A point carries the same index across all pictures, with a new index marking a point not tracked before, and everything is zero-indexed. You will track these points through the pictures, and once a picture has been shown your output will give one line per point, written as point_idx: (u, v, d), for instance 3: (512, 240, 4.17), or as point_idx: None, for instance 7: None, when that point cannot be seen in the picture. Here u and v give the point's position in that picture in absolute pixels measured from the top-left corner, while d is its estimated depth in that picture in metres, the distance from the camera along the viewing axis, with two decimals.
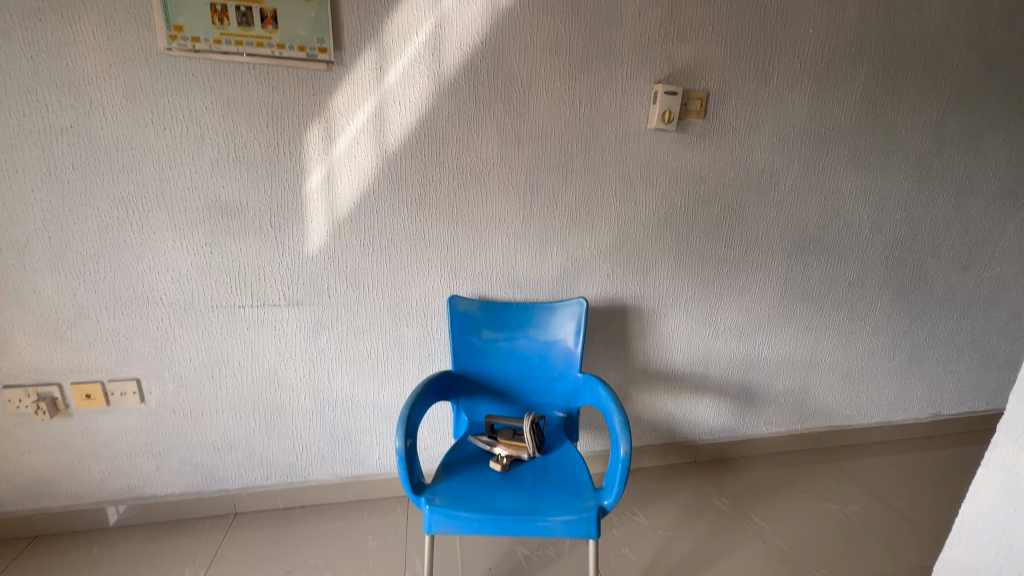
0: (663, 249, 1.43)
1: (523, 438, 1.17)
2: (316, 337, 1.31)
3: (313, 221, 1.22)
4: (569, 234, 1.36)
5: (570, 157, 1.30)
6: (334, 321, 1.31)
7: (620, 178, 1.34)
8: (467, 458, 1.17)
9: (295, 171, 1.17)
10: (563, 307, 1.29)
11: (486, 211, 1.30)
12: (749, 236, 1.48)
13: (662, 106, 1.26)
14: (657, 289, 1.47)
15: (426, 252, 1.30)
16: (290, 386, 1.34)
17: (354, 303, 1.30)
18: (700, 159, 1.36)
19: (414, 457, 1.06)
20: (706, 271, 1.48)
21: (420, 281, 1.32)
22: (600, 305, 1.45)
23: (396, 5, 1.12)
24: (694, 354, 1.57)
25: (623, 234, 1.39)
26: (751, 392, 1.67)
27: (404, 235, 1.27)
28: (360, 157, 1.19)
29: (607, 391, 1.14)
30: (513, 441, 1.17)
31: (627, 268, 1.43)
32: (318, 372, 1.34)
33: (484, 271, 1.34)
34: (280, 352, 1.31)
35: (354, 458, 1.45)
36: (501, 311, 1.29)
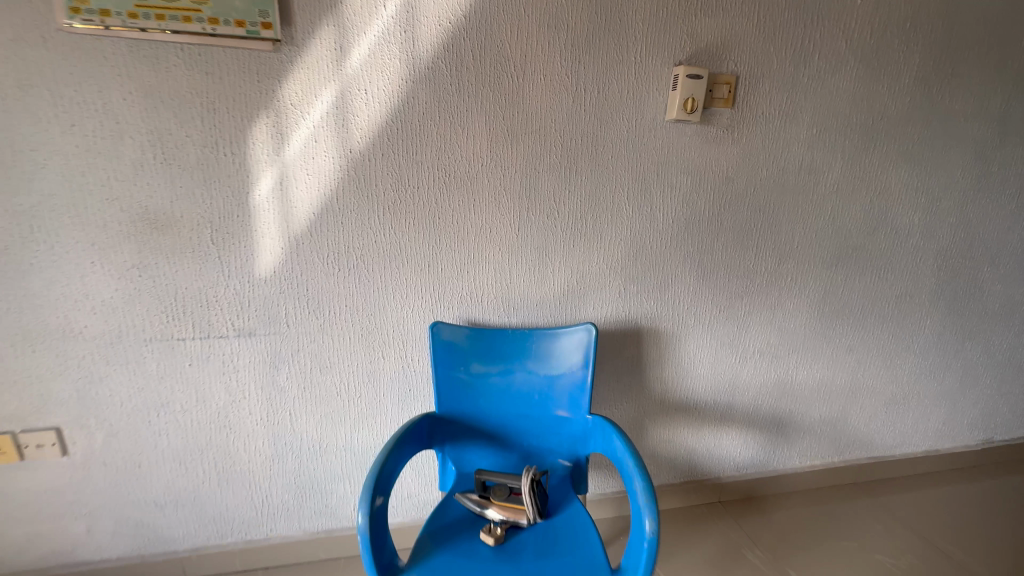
0: (683, 262, 1.22)
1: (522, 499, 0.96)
2: (274, 372, 1.10)
3: (266, 236, 1.01)
4: (573, 247, 1.15)
5: (575, 156, 1.09)
6: (295, 353, 1.10)
7: (634, 179, 1.13)
8: (454, 523, 0.96)
9: (239, 175, 0.96)
10: (567, 334, 1.08)
11: (474, 221, 1.09)
12: (783, 245, 1.27)
13: (685, 93, 1.05)
14: (677, 308, 1.26)
15: (404, 270, 1.09)
16: (245, 430, 1.13)
17: (319, 331, 1.09)
18: (728, 156, 1.15)
19: (382, 532, 0.85)
20: (733, 287, 1.27)
21: (398, 305, 1.11)
22: (610, 328, 1.24)
23: None
24: (719, 382, 1.36)
25: (637, 245, 1.18)
26: (783, 422, 1.46)
27: (377, 251, 1.06)
28: (319, 158, 0.98)
29: (625, 444, 0.93)
30: (510, 502, 0.96)
31: (641, 285, 1.22)
32: (277, 413, 1.14)
33: (473, 291, 1.13)
34: (231, 392, 1.10)
35: (325, 511, 1.24)
36: (493, 340, 1.09)
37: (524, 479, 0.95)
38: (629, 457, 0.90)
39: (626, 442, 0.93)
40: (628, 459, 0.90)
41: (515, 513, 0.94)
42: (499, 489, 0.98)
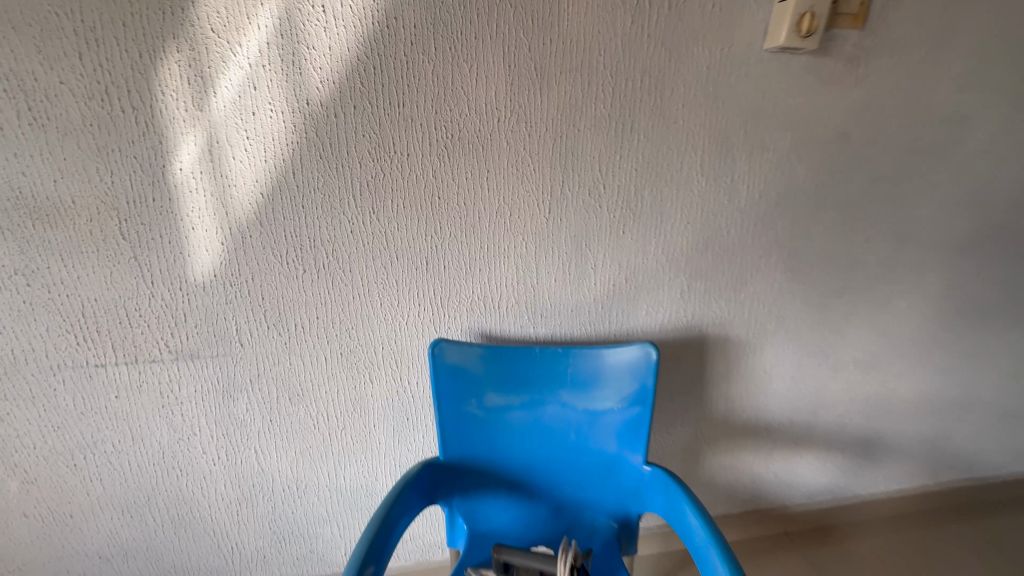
0: (768, 252, 0.91)
1: None
2: (232, 403, 0.85)
3: (198, 226, 0.72)
4: (622, 234, 0.84)
5: (631, 107, 0.76)
6: (257, 379, 0.84)
7: (712, 139, 0.80)
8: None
9: (149, 141, 0.67)
10: (617, 358, 0.79)
11: (489, 203, 0.78)
12: (903, 226, 0.94)
13: (801, 6, 0.70)
14: (755, 312, 0.96)
15: (394, 270, 0.80)
16: (203, 472, 0.90)
17: (286, 350, 0.83)
18: (845, 103, 0.81)
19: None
20: (830, 282, 0.96)
21: (388, 315, 0.83)
22: (667, 338, 0.94)
23: None
24: (798, 398, 1.08)
25: (709, 230, 0.87)
26: (871, 442, 1.18)
27: (356, 246, 0.77)
28: (262, 113, 0.68)
29: (705, 524, 0.66)
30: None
31: (711, 284, 0.91)
32: (240, 451, 0.89)
33: (488, 296, 0.84)
34: (178, 427, 0.85)
35: (310, 557, 1.02)
36: (516, 364, 0.81)
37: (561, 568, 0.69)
38: (715, 548, 0.63)
39: (707, 521, 0.66)
40: (711, 551, 0.63)
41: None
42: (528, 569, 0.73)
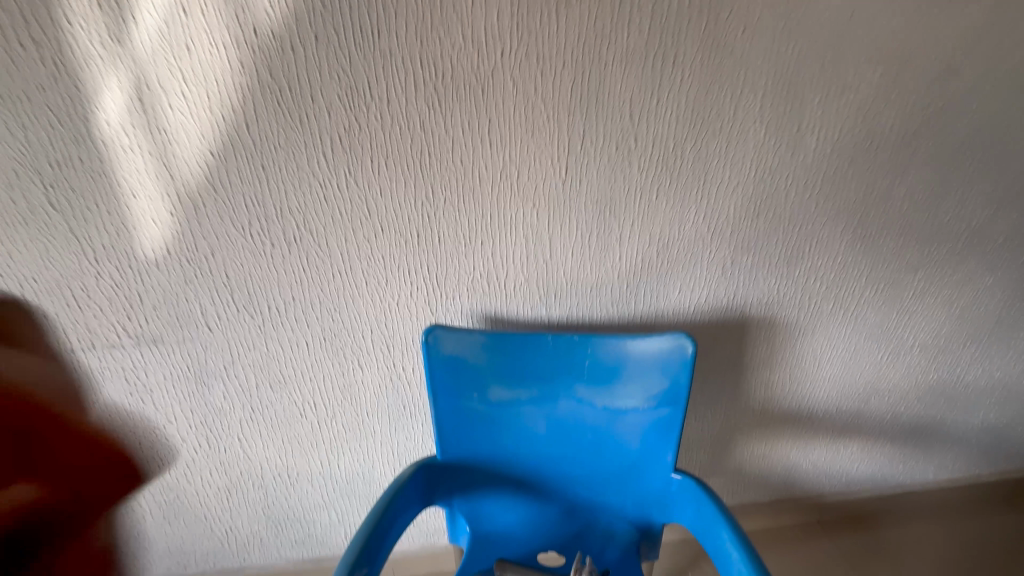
0: (832, 220, 0.75)
1: None
2: (210, 388, 0.76)
3: (139, 192, 0.60)
4: (655, 199, 0.69)
5: (676, 35, 0.59)
6: (234, 365, 0.75)
7: (777, 78, 0.63)
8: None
9: (62, 86, 0.53)
10: (646, 352, 0.66)
11: (492, 162, 0.63)
12: (1006, 188, 0.76)
13: None
14: (809, 291, 0.81)
15: (381, 244, 0.67)
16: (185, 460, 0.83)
17: (262, 334, 0.72)
18: (959, 25, 0.62)
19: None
20: (904, 256, 0.80)
21: (375, 296, 0.71)
22: (701, 320, 0.81)
23: None
24: (848, 385, 0.95)
25: (762, 193, 0.71)
26: (925, 431, 1.05)
27: (333, 215, 0.64)
28: (198, 47, 0.53)
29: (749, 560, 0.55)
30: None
31: (759, 258, 0.76)
32: (224, 439, 0.82)
33: (491, 273, 0.72)
34: (153, 417, 0.77)
35: (308, 541, 0.97)
36: (524, 354, 0.69)
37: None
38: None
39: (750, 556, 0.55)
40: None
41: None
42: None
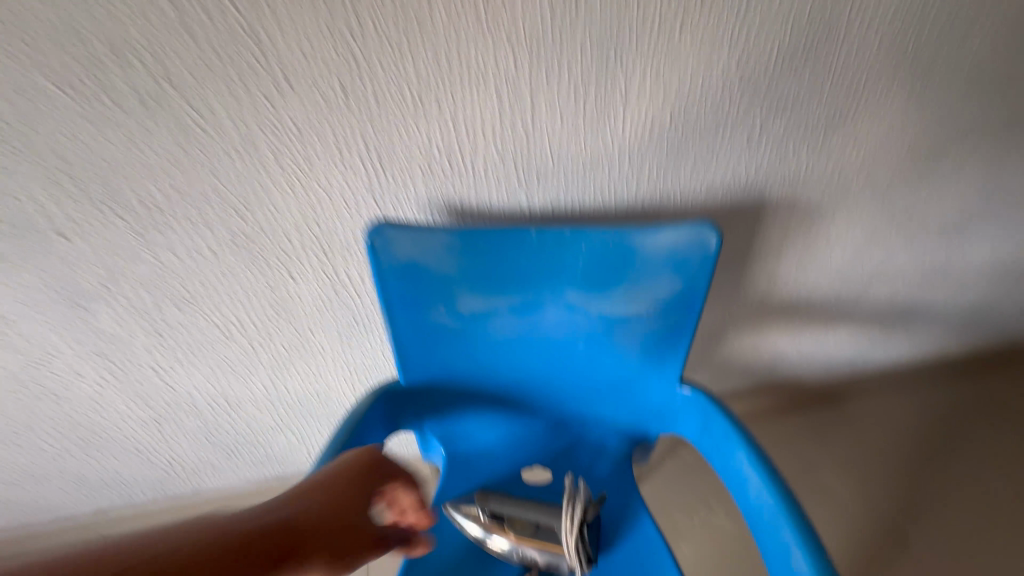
0: (889, 66, 0.58)
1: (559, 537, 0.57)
2: (91, 311, 0.59)
3: None
4: (673, 32, 0.50)
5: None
6: (116, 280, 0.56)
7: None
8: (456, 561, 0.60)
9: None
10: (655, 247, 0.52)
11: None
12: None
13: None
14: (843, 163, 0.67)
15: (289, 103, 0.47)
16: (90, 394, 0.68)
17: (146, 239, 0.54)
18: None
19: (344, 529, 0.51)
20: (955, 115, 0.65)
21: (296, 181, 0.52)
22: (712, 204, 0.67)
23: None
24: (853, 271, 0.86)
25: (813, 25, 0.52)
26: (914, 313, 1.01)
27: (206, 56, 0.43)
28: None
29: (772, 483, 0.47)
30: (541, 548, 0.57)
31: (795, 121, 0.60)
32: (134, 368, 0.67)
33: (454, 146, 0.53)
34: (26, 346, 0.61)
35: (268, 462, 0.88)
36: (502, 253, 0.54)
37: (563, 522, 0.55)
38: (788, 522, 0.45)
39: (774, 480, 0.47)
40: (781, 522, 0.45)
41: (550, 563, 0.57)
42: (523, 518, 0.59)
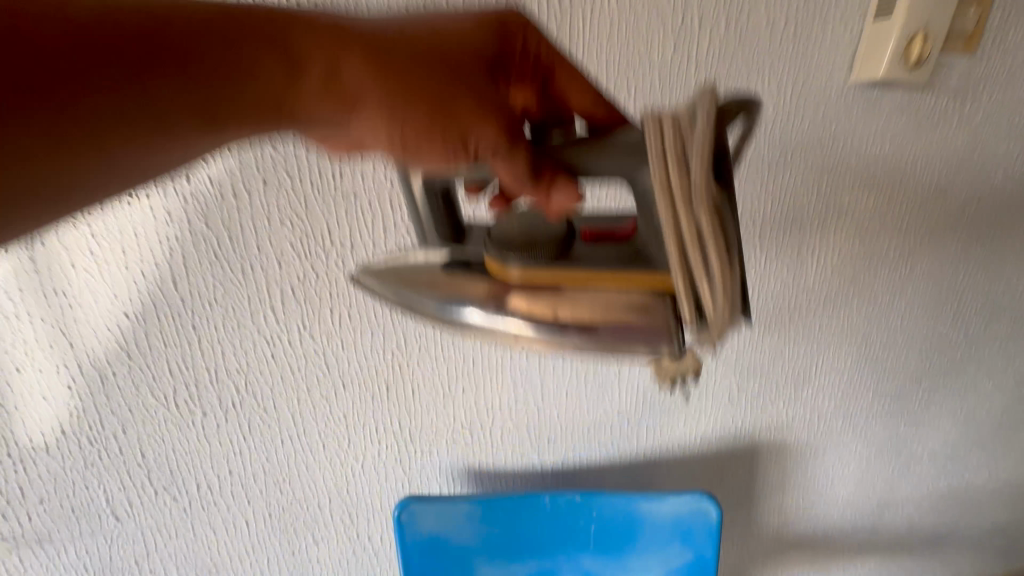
0: (833, 340, 0.70)
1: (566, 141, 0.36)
2: (138, 225, 0.45)
3: (34, 367, 0.49)
4: None
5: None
6: (174, 193, 0.45)
7: (813, 186, 0.59)
8: (411, 310, 0.39)
9: None
10: (662, 514, 0.57)
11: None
12: (997, 301, 0.74)
13: (907, 28, 0.49)
14: (820, 410, 0.75)
15: (370, 342, 0.54)
16: (53, 452, 0.53)
17: (226, 372, 0.53)
18: (939, 153, 0.61)
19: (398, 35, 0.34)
20: (902, 370, 0.76)
21: (347, 420, 0.58)
22: (709, 450, 0.73)
23: None
24: (861, 503, 0.87)
25: (765, 318, 0.66)
26: (941, 544, 0.97)
27: (333, 287, 0.51)
28: (115, 201, 0.44)
29: None
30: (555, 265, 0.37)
31: (767, 382, 0.71)
32: (116, 442, 0.54)
33: (477, 424, 0.61)
34: (58, 279, 0.46)
35: None
36: (517, 520, 0.58)
37: (674, 160, 0.30)
38: None
39: None
40: None
41: (649, 130, 0.31)
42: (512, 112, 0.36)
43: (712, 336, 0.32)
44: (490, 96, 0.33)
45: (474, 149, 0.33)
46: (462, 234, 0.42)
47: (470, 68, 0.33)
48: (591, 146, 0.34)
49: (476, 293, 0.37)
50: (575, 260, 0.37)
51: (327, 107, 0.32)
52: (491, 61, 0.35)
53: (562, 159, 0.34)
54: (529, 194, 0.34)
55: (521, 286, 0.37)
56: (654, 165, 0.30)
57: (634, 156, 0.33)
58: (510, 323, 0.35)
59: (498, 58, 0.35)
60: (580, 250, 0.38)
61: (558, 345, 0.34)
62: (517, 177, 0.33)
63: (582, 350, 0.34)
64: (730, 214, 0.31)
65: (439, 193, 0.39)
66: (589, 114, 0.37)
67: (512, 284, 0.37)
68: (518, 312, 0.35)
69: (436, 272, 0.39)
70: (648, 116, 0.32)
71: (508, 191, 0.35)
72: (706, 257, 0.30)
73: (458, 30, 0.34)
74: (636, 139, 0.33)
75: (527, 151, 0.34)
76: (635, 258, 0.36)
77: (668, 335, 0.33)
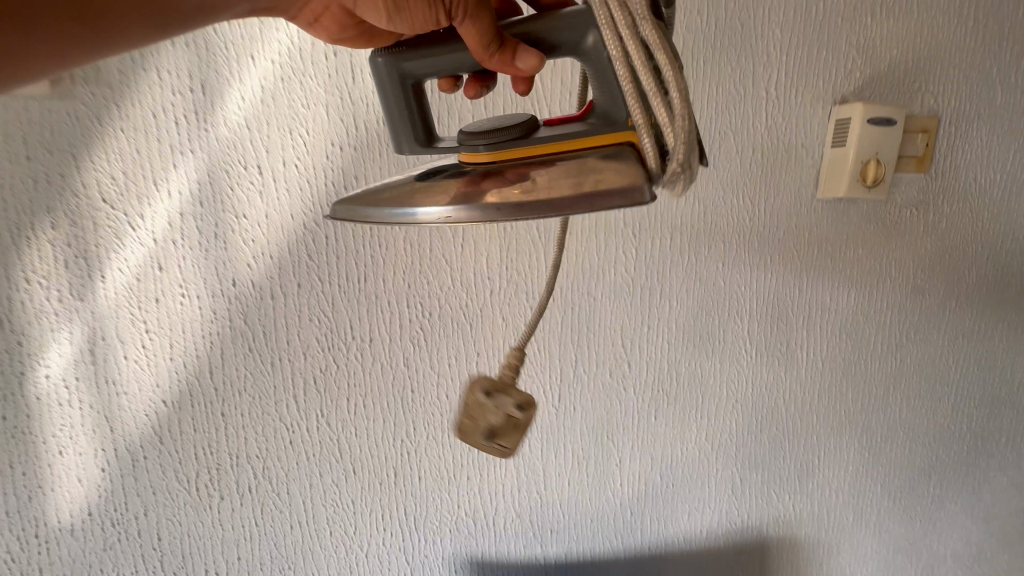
0: (832, 431, 0.71)
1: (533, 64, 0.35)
2: (185, 323, 0.52)
3: (76, 451, 0.53)
4: (651, 419, 0.65)
5: (698, 243, 0.60)
6: (220, 295, 0.51)
7: (795, 286, 0.63)
8: (376, 220, 0.32)
9: (14, 353, 0.50)
10: None
11: (497, 364, 0.57)
12: (1005, 397, 0.73)
13: (858, 155, 0.57)
14: (827, 505, 0.74)
15: (381, 431, 0.58)
16: (81, 530, 0.56)
17: (245, 458, 0.56)
18: (915, 256, 0.65)
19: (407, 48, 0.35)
20: (912, 464, 0.75)
21: (354, 506, 0.60)
22: (716, 544, 0.72)
23: None
24: None
25: (760, 408, 0.68)
26: None
27: (349, 380, 0.55)
28: (170, 305, 0.51)
29: None
30: (520, 144, 0.34)
31: (769, 473, 0.71)
32: (137, 524, 0.57)
33: (480, 513, 0.62)
34: (110, 371, 0.52)
35: None
36: None
37: (622, 11, 0.28)
38: None
39: None
40: None
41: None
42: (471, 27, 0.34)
43: (676, 170, 0.28)
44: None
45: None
46: (432, 137, 0.38)
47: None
48: (542, 17, 0.34)
49: (448, 198, 0.30)
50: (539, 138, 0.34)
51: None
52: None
53: (519, 31, 0.35)
54: (495, 55, 0.34)
55: (499, 181, 0.31)
56: (607, 34, 0.29)
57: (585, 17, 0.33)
58: (487, 209, 0.29)
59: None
60: (546, 134, 0.35)
61: (539, 213, 0.29)
62: (482, 38, 0.34)
63: (567, 205, 0.28)
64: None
65: (411, 90, 0.36)
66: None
67: (479, 163, 0.34)
68: (492, 201, 0.29)
69: (408, 184, 0.33)
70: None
71: (474, 61, 0.35)
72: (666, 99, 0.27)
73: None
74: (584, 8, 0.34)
75: (493, 15, 0.34)
76: (605, 125, 0.34)
77: (640, 179, 0.29)
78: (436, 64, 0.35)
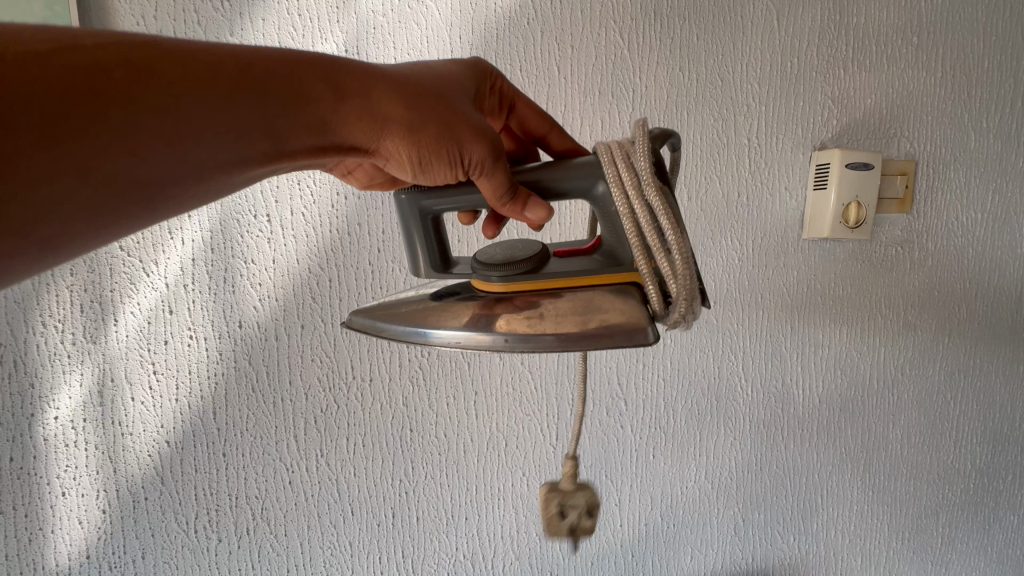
0: (833, 469, 0.71)
1: (542, 215, 0.38)
2: (192, 364, 0.53)
3: (77, 491, 0.54)
4: (647, 454, 0.66)
5: None
6: (227, 336, 0.53)
7: (787, 323, 0.65)
8: (392, 334, 0.36)
9: (25, 393, 0.51)
10: None
11: (495, 402, 0.58)
12: (1009, 435, 0.73)
13: (840, 198, 0.59)
14: (834, 546, 0.73)
15: (380, 471, 0.58)
16: (78, 572, 0.56)
17: (244, 499, 0.57)
18: (903, 294, 0.66)
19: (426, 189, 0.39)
20: (918, 504, 0.74)
21: (352, 548, 0.59)
22: None
23: (256, 30, 0.53)
24: None
25: (760, 445, 0.68)
26: None
27: (350, 420, 0.56)
28: (180, 347, 0.53)
29: None
30: (528, 276, 0.38)
31: (771, 513, 0.70)
32: (134, 566, 0.56)
33: (479, 554, 0.62)
34: (117, 412, 0.53)
35: None
36: None
37: (632, 188, 0.35)
38: None
39: None
40: None
41: (603, 159, 0.36)
42: (494, 182, 0.37)
43: (680, 312, 0.35)
44: (476, 118, 0.38)
45: (468, 160, 0.37)
46: (447, 263, 0.42)
47: (456, 94, 0.39)
48: (552, 166, 0.39)
49: (460, 321, 0.35)
50: (548, 273, 0.38)
51: (356, 119, 0.34)
52: (465, 83, 0.41)
53: (529, 179, 0.39)
54: (507, 205, 0.38)
55: (509, 307, 0.35)
56: (619, 205, 0.35)
57: (591, 170, 0.38)
58: (496, 336, 0.33)
59: (475, 84, 0.42)
60: (554, 267, 0.39)
61: (543, 343, 0.33)
62: (497, 190, 0.37)
63: (569, 340, 0.33)
64: (671, 199, 0.36)
65: (429, 223, 0.40)
66: (544, 135, 0.49)
67: (492, 292, 0.38)
68: (501, 330, 0.33)
69: (424, 302, 0.38)
70: (601, 146, 0.37)
71: (487, 205, 0.39)
72: (669, 255, 0.35)
73: (448, 72, 0.40)
74: (591, 159, 0.38)
75: (507, 168, 0.38)
76: (609, 263, 0.38)
77: (642, 320, 0.34)
78: (457, 203, 0.39)
